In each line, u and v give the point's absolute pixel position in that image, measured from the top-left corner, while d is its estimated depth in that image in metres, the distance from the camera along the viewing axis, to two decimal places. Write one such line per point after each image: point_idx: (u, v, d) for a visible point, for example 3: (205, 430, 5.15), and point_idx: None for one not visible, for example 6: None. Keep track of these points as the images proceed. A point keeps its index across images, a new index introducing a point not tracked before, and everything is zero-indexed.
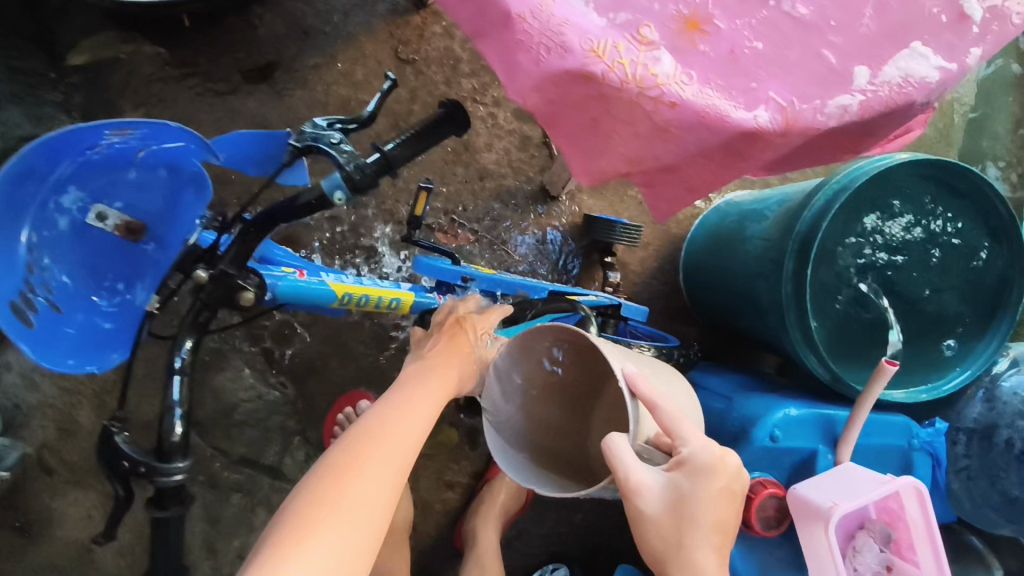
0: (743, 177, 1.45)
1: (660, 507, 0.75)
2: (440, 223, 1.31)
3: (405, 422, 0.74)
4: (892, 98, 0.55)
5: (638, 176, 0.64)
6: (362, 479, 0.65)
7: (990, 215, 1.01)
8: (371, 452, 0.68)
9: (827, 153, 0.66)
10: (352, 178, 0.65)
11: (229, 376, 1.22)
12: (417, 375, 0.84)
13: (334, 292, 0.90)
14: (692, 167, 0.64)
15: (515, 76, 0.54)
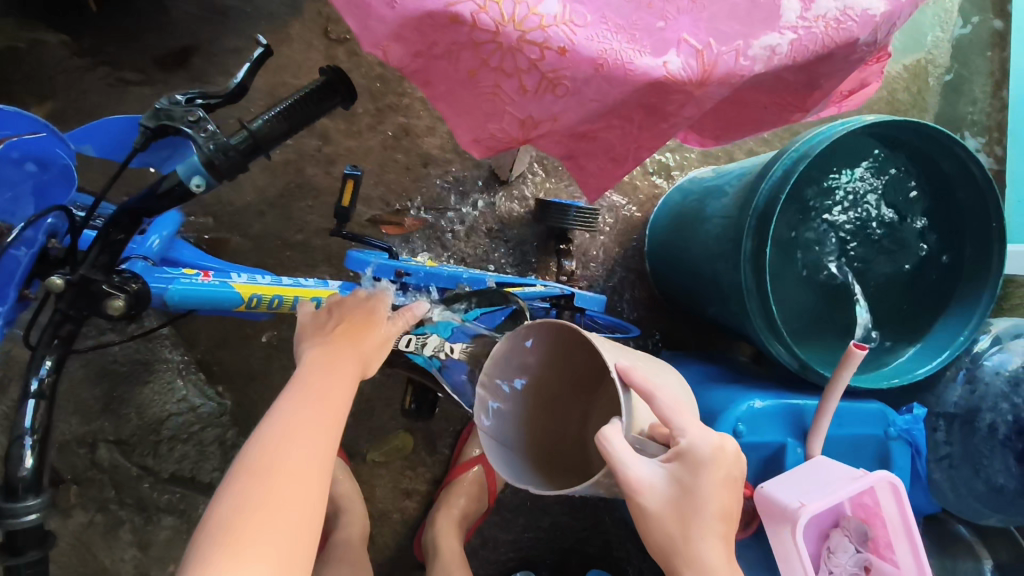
0: (707, 152, 1.36)
1: (661, 503, 0.67)
2: (380, 213, 1.24)
3: (317, 409, 0.63)
4: (827, 34, 0.55)
5: (546, 141, 0.59)
6: (280, 496, 0.55)
7: (962, 183, 0.93)
8: (287, 456, 0.58)
9: (766, 106, 0.63)
10: (214, 160, 0.60)
11: (156, 389, 1.14)
12: (325, 347, 0.70)
13: (240, 295, 0.81)
14: (609, 129, 0.58)
15: (369, 23, 0.49)
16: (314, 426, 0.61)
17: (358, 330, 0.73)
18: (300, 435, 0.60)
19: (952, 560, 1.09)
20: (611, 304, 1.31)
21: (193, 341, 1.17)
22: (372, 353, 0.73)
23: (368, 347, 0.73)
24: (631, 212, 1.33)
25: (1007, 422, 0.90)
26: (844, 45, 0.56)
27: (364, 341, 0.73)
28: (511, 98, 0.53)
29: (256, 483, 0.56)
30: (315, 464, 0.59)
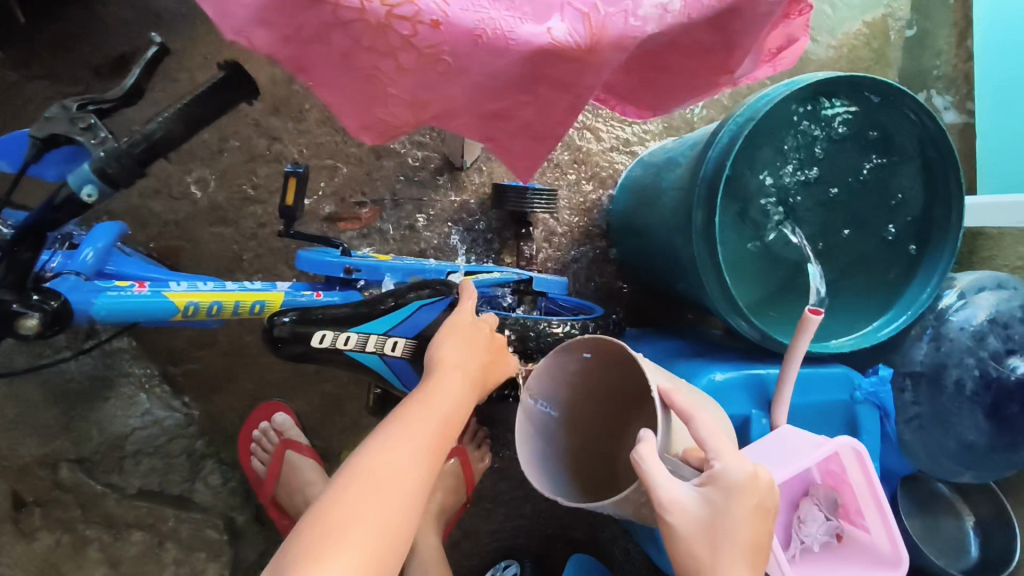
0: (669, 124, 1.33)
1: (693, 531, 0.62)
2: (337, 209, 1.21)
3: (424, 419, 0.67)
4: None
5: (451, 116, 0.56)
6: (384, 492, 0.60)
7: (924, 141, 0.89)
8: (395, 458, 0.63)
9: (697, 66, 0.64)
10: (107, 171, 0.64)
11: (118, 404, 1.12)
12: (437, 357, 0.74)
13: (175, 303, 0.79)
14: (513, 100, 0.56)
15: (230, 8, 0.47)
16: (418, 433, 0.66)
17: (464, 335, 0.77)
18: (407, 442, 0.65)
19: (935, 521, 1.07)
20: (579, 286, 1.29)
21: (154, 352, 1.17)
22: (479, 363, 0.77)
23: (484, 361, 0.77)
24: (594, 191, 1.30)
25: (972, 378, 0.89)
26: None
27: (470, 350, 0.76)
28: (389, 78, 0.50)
29: (365, 482, 0.60)
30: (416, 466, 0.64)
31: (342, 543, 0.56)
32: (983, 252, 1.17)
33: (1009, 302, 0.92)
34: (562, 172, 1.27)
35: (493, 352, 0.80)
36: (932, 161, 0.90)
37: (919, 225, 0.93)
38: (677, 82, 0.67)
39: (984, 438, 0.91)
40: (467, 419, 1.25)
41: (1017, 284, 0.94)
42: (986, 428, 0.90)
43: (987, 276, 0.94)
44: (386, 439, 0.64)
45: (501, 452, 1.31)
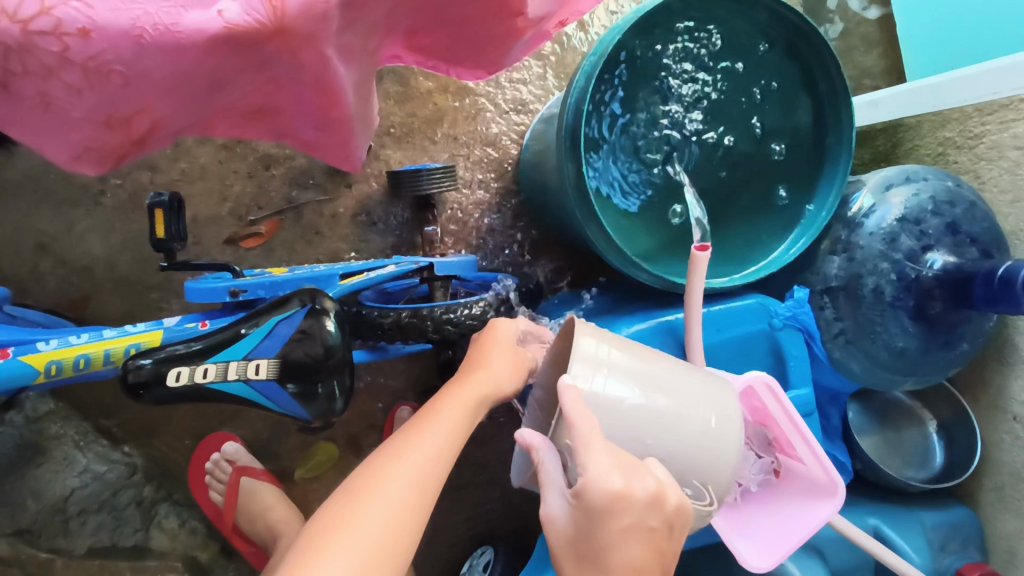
0: (565, 75, 1.26)
1: (562, 544, 0.59)
2: (234, 230, 1.15)
3: (432, 434, 0.67)
4: None
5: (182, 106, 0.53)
6: (385, 498, 0.60)
7: (803, 43, 0.83)
8: (396, 468, 0.63)
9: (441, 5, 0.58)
10: None
11: (52, 467, 1.10)
12: (452, 384, 0.74)
13: (34, 366, 0.76)
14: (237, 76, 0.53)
15: None
16: (424, 445, 0.65)
17: (483, 359, 0.77)
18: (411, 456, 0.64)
19: (895, 432, 1.03)
20: (501, 259, 1.24)
21: (83, 408, 1.14)
22: (499, 378, 0.75)
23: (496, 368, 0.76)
24: (498, 160, 1.24)
25: (890, 282, 0.84)
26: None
27: (489, 366, 0.75)
28: (65, 94, 0.49)
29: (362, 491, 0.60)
30: (422, 478, 0.63)
31: (332, 547, 0.56)
32: (905, 143, 1.09)
33: (918, 195, 0.85)
34: (461, 148, 1.21)
35: (513, 368, 0.77)
36: (815, 64, 0.84)
37: (815, 136, 0.87)
38: (475, 32, 0.63)
39: (915, 342, 0.86)
40: None
41: (926, 174, 0.88)
42: (915, 331, 0.85)
43: (895, 171, 0.88)
44: (388, 452, 0.64)
45: None
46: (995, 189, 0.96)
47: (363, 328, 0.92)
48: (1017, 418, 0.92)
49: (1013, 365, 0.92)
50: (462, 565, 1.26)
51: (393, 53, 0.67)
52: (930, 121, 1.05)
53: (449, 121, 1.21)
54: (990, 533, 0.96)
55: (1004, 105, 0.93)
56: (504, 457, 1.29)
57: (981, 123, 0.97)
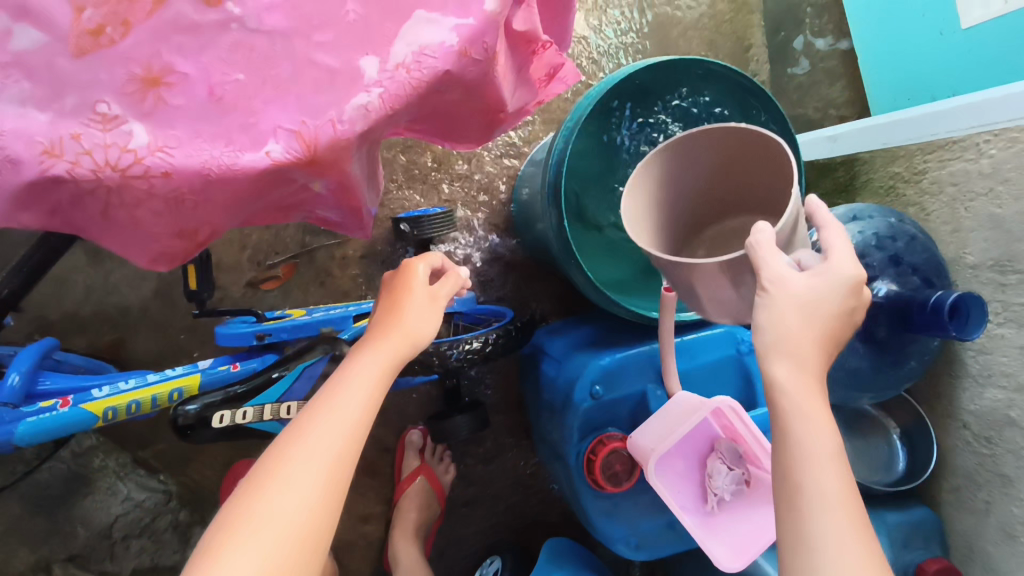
0: (551, 119, 1.37)
1: (805, 318, 0.55)
2: (255, 274, 1.27)
3: (343, 408, 0.59)
4: (411, 81, 0.51)
5: (247, 209, 0.56)
6: (289, 492, 0.53)
7: (764, 114, 0.95)
8: (301, 454, 0.55)
9: (441, 111, 0.65)
10: None
11: (98, 497, 1.21)
12: (361, 343, 0.67)
13: (93, 412, 0.87)
14: (279, 190, 0.55)
15: None
16: (334, 423, 0.57)
17: (397, 310, 0.70)
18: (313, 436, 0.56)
19: (862, 439, 1.14)
20: (498, 290, 1.36)
21: (124, 442, 1.24)
22: (416, 332, 0.69)
23: (410, 316, 0.70)
24: (493, 199, 1.35)
25: None
26: (435, 79, 0.53)
27: (403, 322, 0.69)
28: (148, 223, 0.51)
29: (260, 484, 0.53)
30: (333, 462, 0.56)
31: (229, 555, 0.49)
32: (862, 176, 1.21)
33: (864, 232, 0.97)
34: (458, 191, 1.33)
35: (433, 313, 0.72)
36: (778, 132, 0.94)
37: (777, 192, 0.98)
38: (467, 119, 0.69)
39: (866, 362, 0.96)
40: (425, 439, 1.33)
41: (872, 212, 0.99)
42: (865, 352, 0.96)
43: (845, 209, 1.01)
44: (291, 436, 0.56)
45: (463, 459, 1.37)
46: (938, 219, 1.06)
47: None
48: (966, 425, 1.01)
49: (961, 377, 1.02)
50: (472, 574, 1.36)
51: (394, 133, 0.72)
52: (882, 157, 1.16)
53: (446, 166, 1.32)
54: (950, 530, 1.05)
55: (941, 146, 1.04)
56: (508, 473, 1.38)
57: (924, 160, 1.08)
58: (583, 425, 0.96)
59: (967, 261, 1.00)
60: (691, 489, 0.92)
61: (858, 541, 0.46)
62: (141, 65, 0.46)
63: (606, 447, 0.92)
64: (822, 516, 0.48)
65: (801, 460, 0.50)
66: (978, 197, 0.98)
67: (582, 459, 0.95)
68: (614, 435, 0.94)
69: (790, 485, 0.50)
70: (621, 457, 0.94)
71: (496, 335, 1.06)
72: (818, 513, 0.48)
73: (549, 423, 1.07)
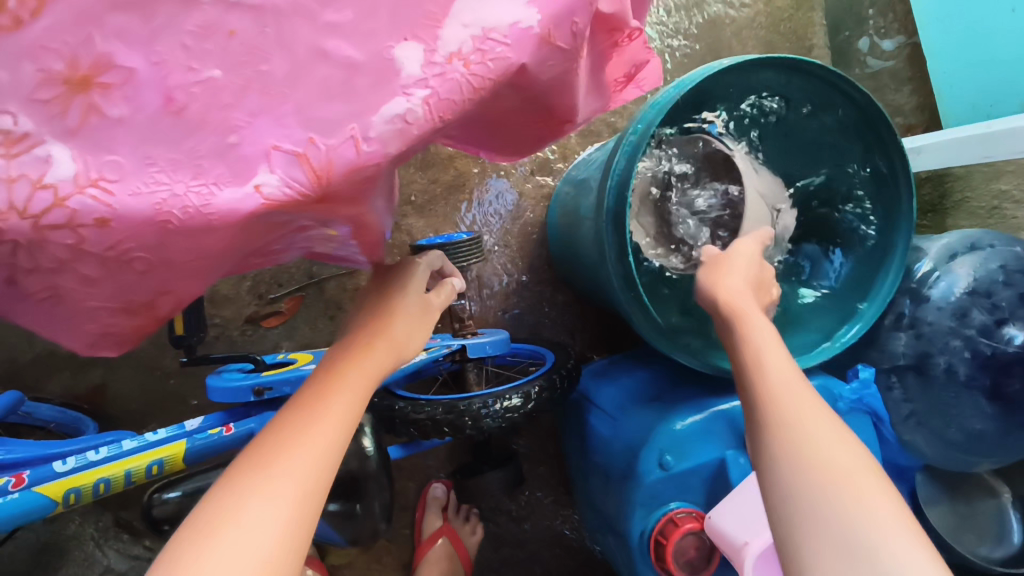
0: (590, 130, 1.21)
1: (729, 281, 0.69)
2: (254, 308, 1.11)
3: (315, 425, 0.45)
4: (469, 80, 0.35)
5: (230, 264, 0.40)
6: (233, 539, 0.38)
7: (866, 124, 0.79)
8: (254, 497, 0.40)
9: (493, 123, 0.48)
10: None
11: (73, 569, 1.06)
12: (336, 351, 0.52)
13: (51, 497, 0.70)
14: (275, 236, 0.39)
15: None
16: (295, 464, 0.43)
17: (382, 313, 0.56)
18: (274, 474, 0.42)
19: (968, 504, 0.96)
20: (531, 324, 1.20)
21: (103, 503, 1.07)
22: (404, 339, 0.55)
23: (399, 323, 0.55)
24: (524, 221, 1.19)
25: (964, 361, 0.78)
26: (503, 78, 0.36)
27: (391, 329, 0.55)
28: (83, 292, 0.35)
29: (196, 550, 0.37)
30: (290, 509, 0.41)
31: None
32: (955, 195, 1.05)
33: (987, 265, 0.80)
34: (485, 212, 1.17)
35: (425, 317, 0.58)
36: (881, 150, 0.80)
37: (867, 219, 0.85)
38: (521, 131, 0.53)
39: (993, 424, 0.79)
40: (449, 495, 1.17)
41: (991, 240, 0.82)
42: (992, 413, 0.79)
43: (957, 238, 0.83)
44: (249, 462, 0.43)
45: (492, 518, 1.20)
46: None
47: (399, 424, 0.86)
48: None
49: None
50: None
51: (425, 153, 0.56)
52: (982, 173, 1.00)
53: (473, 185, 1.16)
54: None
55: None
56: (543, 533, 1.21)
57: None
58: (648, 499, 0.80)
59: None
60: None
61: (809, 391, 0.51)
62: (61, 58, 0.30)
63: (679, 528, 0.76)
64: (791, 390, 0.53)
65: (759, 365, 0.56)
66: None
67: (647, 541, 0.78)
68: (687, 513, 0.77)
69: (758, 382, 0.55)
70: (696, 540, 0.77)
71: (540, 388, 0.89)
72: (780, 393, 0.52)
73: (602, 490, 0.91)
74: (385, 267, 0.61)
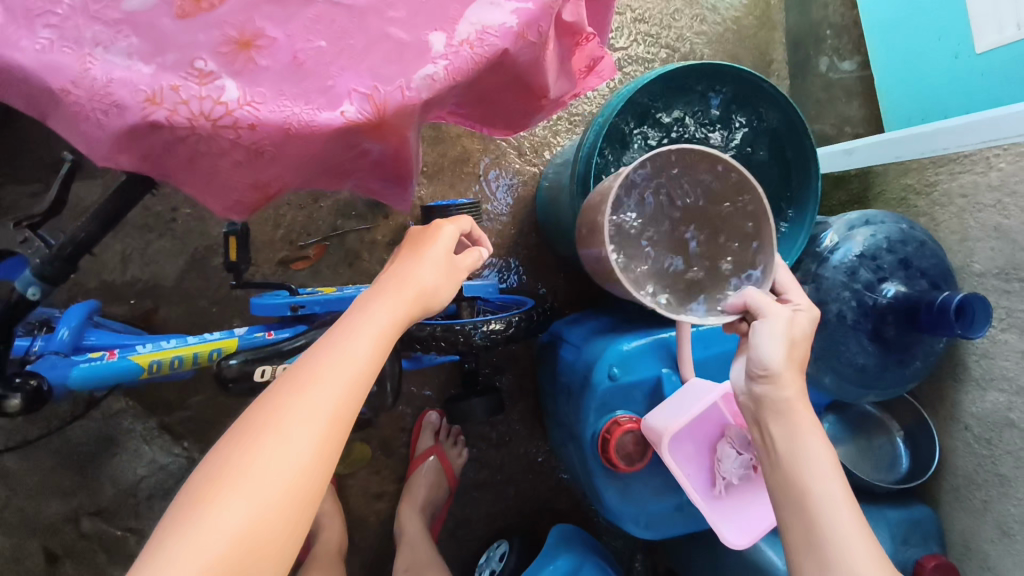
0: (576, 121, 1.43)
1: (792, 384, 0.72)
2: (288, 253, 1.32)
3: (343, 356, 0.60)
4: (473, 55, 0.56)
5: (314, 168, 0.62)
6: (288, 431, 0.55)
7: (786, 118, 0.99)
8: (301, 396, 0.57)
9: (489, 92, 0.70)
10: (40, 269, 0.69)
11: (125, 458, 1.25)
12: (374, 288, 0.69)
13: (139, 363, 0.92)
14: (344, 152, 0.60)
15: (90, 143, 0.53)
16: (334, 375, 0.59)
17: (412, 265, 0.72)
18: (319, 384, 0.58)
19: (867, 440, 1.19)
20: (518, 281, 1.41)
21: (150, 408, 1.26)
22: (426, 292, 0.71)
23: (422, 275, 0.71)
24: (516, 194, 1.40)
25: (852, 308, 1.00)
26: (495, 56, 0.58)
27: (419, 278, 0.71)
28: (229, 171, 0.56)
29: (260, 429, 0.55)
30: (329, 414, 0.58)
31: (223, 494, 0.52)
32: (875, 187, 1.26)
33: (875, 236, 1.01)
34: (484, 182, 1.38)
35: (446, 277, 0.74)
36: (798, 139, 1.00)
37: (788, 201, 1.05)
38: (508, 103, 0.74)
39: (873, 359, 1.00)
40: (440, 421, 1.38)
41: (883, 218, 1.03)
42: (873, 350, 1.00)
43: (858, 215, 1.04)
44: (292, 379, 0.58)
45: (476, 443, 1.41)
46: (947, 230, 1.10)
47: (405, 339, 1.07)
48: (967, 427, 1.06)
49: (964, 380, 1.06)
50: (481, 557, 1.38)
51: (438, 116, 0.77)
52: (895, 169, 1.22)
53: (475, 160, 1.37)
54: (948, 529, 1.09)
55: (951, 160, 1.09)
56: (520, 460, 1.42)
57: (935, 173, 1.13)
58: (600, 405, 1.01)
59: (974, 270, 1.05)
60: (701, 471, 0.95)
61: (844, 497, 0.66)
62: (235, 29, 0.51)
63: (621, 428, 0.97)
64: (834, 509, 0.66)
65: (796, 455, 0.70)
66: (987, 208, 1.03)
67: (597, 439, 0.99)
68: (627, 417, 0.99)
69: (785, 476, 0.70)
70: (634, 437, 0.98)
71: (520, 318, 1.11)
72: (823, 501, 0.66)
73: (565, 405, 1.12)
74: (421, 229, 0.78)
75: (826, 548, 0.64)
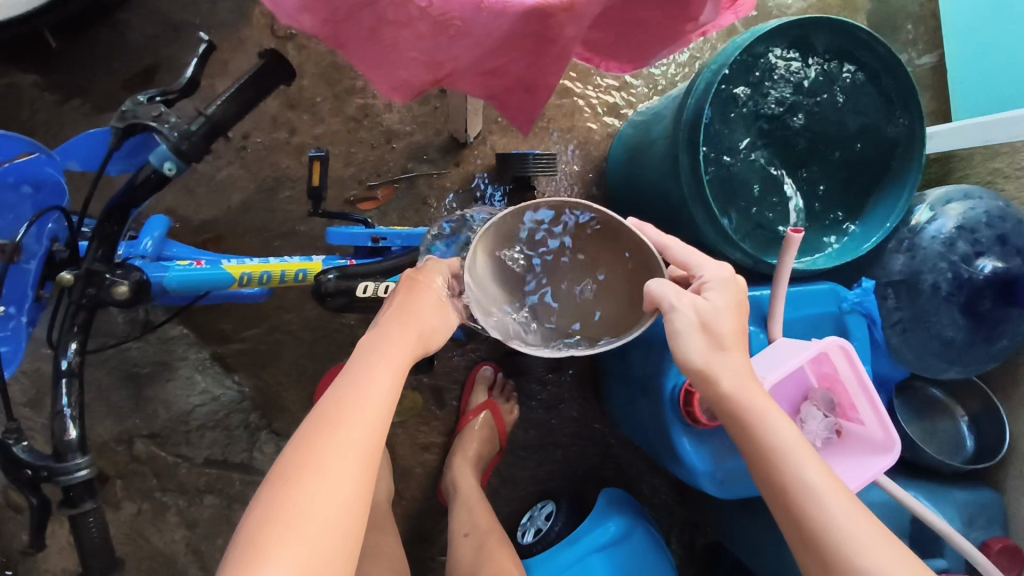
0: (653, 85, 1.41)
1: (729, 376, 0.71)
2: (357, 192, 1.31)
3: (365, 397, 0.62)
4: None
5: (478, 61, 0.60)
6: (325, 474, 0.57)
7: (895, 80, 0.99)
8: (332, 440, 0.59)
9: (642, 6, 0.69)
10: (179, 144, 0.72)
11: (179, 385, 1.22)
12: (379, 328, 0.71)
13: (232, 274, 0.90)
14: (516, 47, 0.59)
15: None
16: (362, 419, 0.61)
17: (412, 304, 0.74)
18: (345, 426, 0.60)
19: (931, 423, 1.16)
20: None
21: (206, 336, 1.23)
22: (429, 331, 0.73)
23: (426, 316, 0.73)
24: (589, 154, 1.39)
25: (947, 279, 0.99)
26: None
27: (422, 317, 0.72)
28: (407, 43, 0.56)
29: (295, 475, 0.56)
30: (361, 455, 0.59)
31: (274, 541, 0.53)
32: (956, 173, 1.26)
33: (974, 209, 1.00)
34: (558, 138, 1.36)
35: (444, 316, 0.75)
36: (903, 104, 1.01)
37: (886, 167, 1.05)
38: (652, 30, 0.73)
39: (963, 334, 1.01)
40: (494, 376, 1.36)
41: (981, 193, 1.02)
42: (963, 324, 1.00)
43: (954, 189, 1.03)
44: (317, 425, 0.60)
45: (528, 402, 1.40)
46: None
47: None
48: None
49: None
50: (525, 516, 1.37)
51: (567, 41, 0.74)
52: (981, 154, 1.21)
53: (551, 115, 1.36)
54: (1015, 514, 1.09)
55: None
56: (570, 423, 1.41)
57: None
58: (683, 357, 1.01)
59: None
60: None
61: (832, 487, 0.63)
62: None
63: None
64: (817, 502, 0.63)
65: (765, 451, 0.67)
66: None
67: (679, 392, 0.98)
68: None
69: (764, 476, 0.67)
70: None
71: None
72: (806, 492, 0.63)
73: (640, 361, 1.11)
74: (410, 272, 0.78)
75: (823, 548, 0.61)
